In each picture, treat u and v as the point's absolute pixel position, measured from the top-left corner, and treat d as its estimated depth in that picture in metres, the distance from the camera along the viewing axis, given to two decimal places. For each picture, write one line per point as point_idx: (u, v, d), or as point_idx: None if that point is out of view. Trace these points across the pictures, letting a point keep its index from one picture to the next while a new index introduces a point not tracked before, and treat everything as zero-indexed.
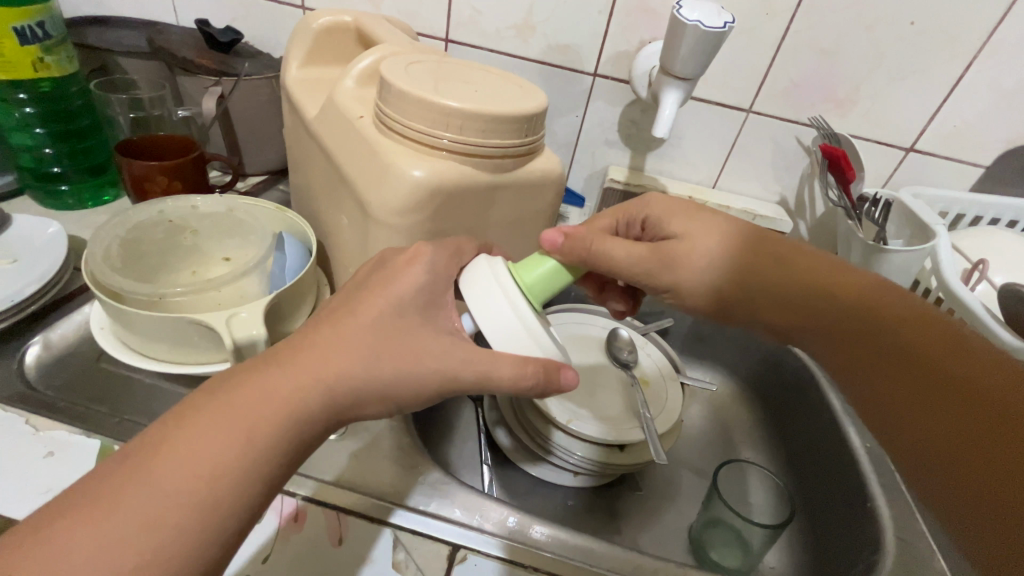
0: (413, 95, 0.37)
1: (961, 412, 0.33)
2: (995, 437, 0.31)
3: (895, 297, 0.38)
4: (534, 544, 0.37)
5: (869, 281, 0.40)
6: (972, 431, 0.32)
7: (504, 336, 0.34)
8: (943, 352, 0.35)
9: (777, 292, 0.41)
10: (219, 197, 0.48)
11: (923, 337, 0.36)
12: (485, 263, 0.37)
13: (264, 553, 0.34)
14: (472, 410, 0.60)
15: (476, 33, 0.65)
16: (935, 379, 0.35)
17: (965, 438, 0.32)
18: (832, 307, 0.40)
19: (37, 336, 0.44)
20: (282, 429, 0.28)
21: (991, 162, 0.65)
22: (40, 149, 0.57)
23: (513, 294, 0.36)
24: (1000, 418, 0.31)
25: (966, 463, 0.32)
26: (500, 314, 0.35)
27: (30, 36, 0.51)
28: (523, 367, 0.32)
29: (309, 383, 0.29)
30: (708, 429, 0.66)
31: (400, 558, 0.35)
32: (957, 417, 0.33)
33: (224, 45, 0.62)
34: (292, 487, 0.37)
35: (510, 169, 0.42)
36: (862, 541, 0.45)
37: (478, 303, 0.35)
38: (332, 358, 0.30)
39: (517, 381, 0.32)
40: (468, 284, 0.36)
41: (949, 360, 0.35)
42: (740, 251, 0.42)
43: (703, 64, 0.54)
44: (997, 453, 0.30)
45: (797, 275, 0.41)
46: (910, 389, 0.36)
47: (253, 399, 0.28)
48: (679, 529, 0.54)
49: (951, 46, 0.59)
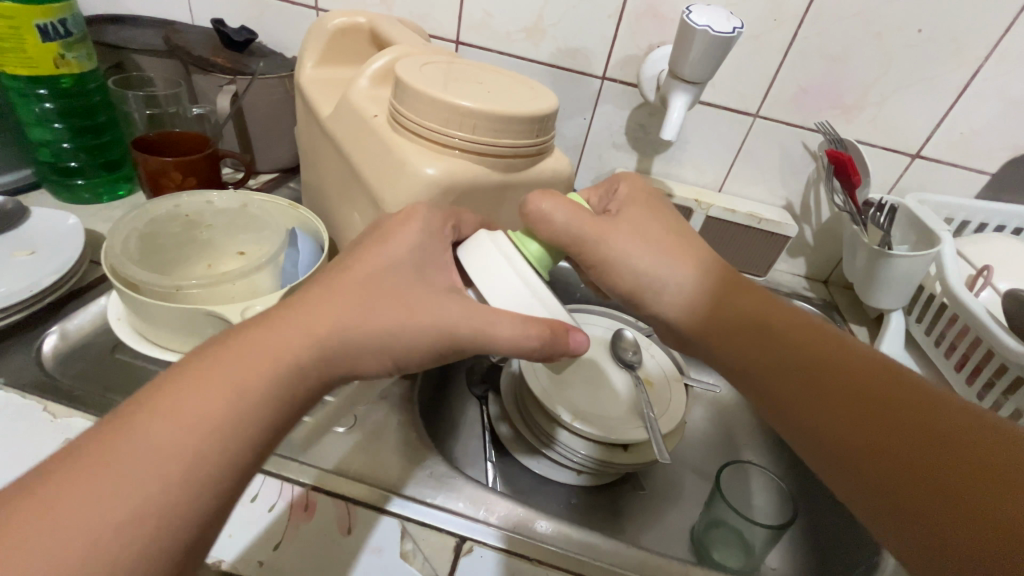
0: (427, 94, 0.38)
1: (895, 439, 0.28)
2: (929, 471, 0.26)
3: (813, 326, 0.36)
4: (537, 538, 0.38)
5: (782, 307, 0.37)
6: (903, 461, 0.27)
7: (509, 301, 0.35)
8: (890, 393, 0.30)
9: (705, 315, 0.38)
10: (234, 193, 0.49)
11: (866, 375, 0.31)
12: (485, 237, 0.38)
13: (275, 541, 0.35)
14: (477, 408, 0.61)
15: (486, 35, 0.66)
16: (854, 403, 0.30)
17: (904, 472, 0.27)
18: (750, 329, 0.36)
19: (55, 326, 0.45)
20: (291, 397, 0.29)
21: (997, 170, 0.65)
22: (58, 144, 0.58)
23: (518, 266, 0.37)
24: (968, 465, 0.26)
25: (943, 517, 0.25)
26: (506, 285, 0.36)
27: (53, 33, 0.52)
28: (527, 328, 0.33)
29: (311, 350, 0.30)
30: (711, 431, 0.66)
31: (408, 548, 0.36)
32: (916, 462, 0.27)
33: (239, 44, 0.63)
34: (275, 469, 0.38)
35: (522, 168, 0.43)
36: (865, 545, 0.45)
37: (484, 275, 0.36)
38: (323, 322, 0.30)
39: (519, 340, 0.33)
40: (470, 256, 0.37)
41: (895, 396, 0.30)
42: (722, 274, 0.39)
43: (711, 68, 0.54)
44: (927, 495, 0.26)
45: (730, 303, 0.38)
46: (859, 428, 0.30)
47: (259, 353, 0.28)
48: (682, 530, 0.55)
49: (958, 54, 0.59)
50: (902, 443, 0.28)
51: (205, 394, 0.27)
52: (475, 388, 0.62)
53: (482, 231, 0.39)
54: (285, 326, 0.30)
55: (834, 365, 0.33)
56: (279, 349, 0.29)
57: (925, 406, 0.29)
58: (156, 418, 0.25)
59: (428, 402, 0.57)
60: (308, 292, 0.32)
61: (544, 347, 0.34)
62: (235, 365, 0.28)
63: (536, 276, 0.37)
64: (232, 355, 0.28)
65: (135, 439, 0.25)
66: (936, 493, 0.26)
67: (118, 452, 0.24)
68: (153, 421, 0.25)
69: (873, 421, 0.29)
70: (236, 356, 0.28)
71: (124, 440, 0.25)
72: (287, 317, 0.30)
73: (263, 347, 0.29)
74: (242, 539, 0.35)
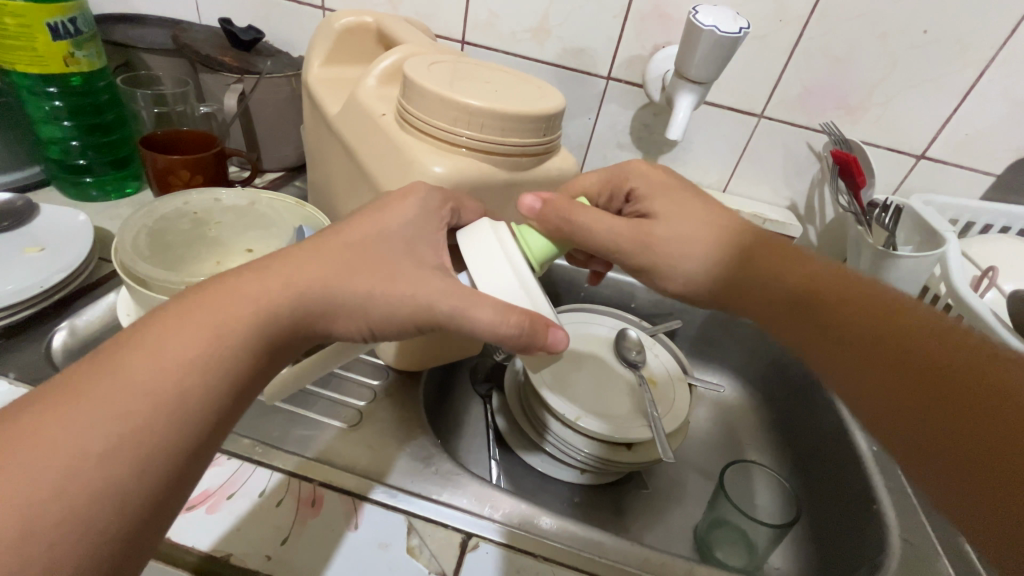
0: (435, 93, 0.38)
1: (900, 363, 0.31)
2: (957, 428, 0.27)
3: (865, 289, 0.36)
4: (541, 534, 0.38)
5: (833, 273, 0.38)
6: (910, 388, 0.30)
7: (497, 291, 0.35)
8: (899, 324, 0.32)
9: (750, 290, 0.40)
10: (242, 192, 0.50)
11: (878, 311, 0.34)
12: (487, 225, 0.37)
13: (285, 535, 0.35)
14: (481, 406, 0.61)
15: (492, 35, 0.66)
16: (865, 337, 0.33)
17: (908, 389, 0.30)
18: (797, 298, 0.38)
19: (64, 323, 0.46)
20: (260, 363, 0.30)
21: (1003, 171, 0.65)
22: (66, 142, 0.59)
23: (513, 257, 0.36)
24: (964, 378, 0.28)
25: (941, 426, 0.28)
26: (497, 274, 0.35)
27: (63, 31, 0.53)
28: (505, 315, 0.32)
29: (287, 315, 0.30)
30: (714, 431, 0.66)
31: (414, 543, 0.36)
32: (918, 381, 0.30)
33: (246, 43, 0.63)
34: (279, 463, 0.39)
35: (529, 167, 0.43)
36: (868, 545, 0.45)
37: (478, 261, 0.36)
38: (294, 292, 0.30)
39: (497, 327, 0.32)
40: (468, 244, 0.36)
41: (904, 326, 0.32)
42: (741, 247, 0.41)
43: (717, 69, 0.54)
44: (929, 407, 0.29)
45: (774, 277, 0.40)
46: (870, 359, 0.33)
47: (228, 311, 0.29)
48: (684, 528, 0.55)
49: (964, 55, 0.59)
50: (907, 365, 0.30)
51: (171, 347, 0.27)
52: (479, 386, 0.63)
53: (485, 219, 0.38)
54: (251, 289, 0.30)
55: (877, 325, 0.33)
56: (250, 309, 0.29)
57: (935, 332, 0.31)
58: (131, 378, 0.25)
59: (434, 401, 0.57)
60: (283, 260, 0.32)
61: (522, 338, 0.32)
62: (200, 323, 0.28)
63: (531, 272, 0.36)
64: (196, 313, 0.28)
65: (101, 390, 0.25)
66: (935, 406, 0.28)
67: (111, 432, 0.24)
68: (116, 374, 0.25)
69: (882, 350, 0.32)
70: (200, 314, 0.28)
71: (90, 391, 0.25)
72: (252, 283, 0.30)
73: (230, 308, 0.29)
74: (244, 530, 0.34)
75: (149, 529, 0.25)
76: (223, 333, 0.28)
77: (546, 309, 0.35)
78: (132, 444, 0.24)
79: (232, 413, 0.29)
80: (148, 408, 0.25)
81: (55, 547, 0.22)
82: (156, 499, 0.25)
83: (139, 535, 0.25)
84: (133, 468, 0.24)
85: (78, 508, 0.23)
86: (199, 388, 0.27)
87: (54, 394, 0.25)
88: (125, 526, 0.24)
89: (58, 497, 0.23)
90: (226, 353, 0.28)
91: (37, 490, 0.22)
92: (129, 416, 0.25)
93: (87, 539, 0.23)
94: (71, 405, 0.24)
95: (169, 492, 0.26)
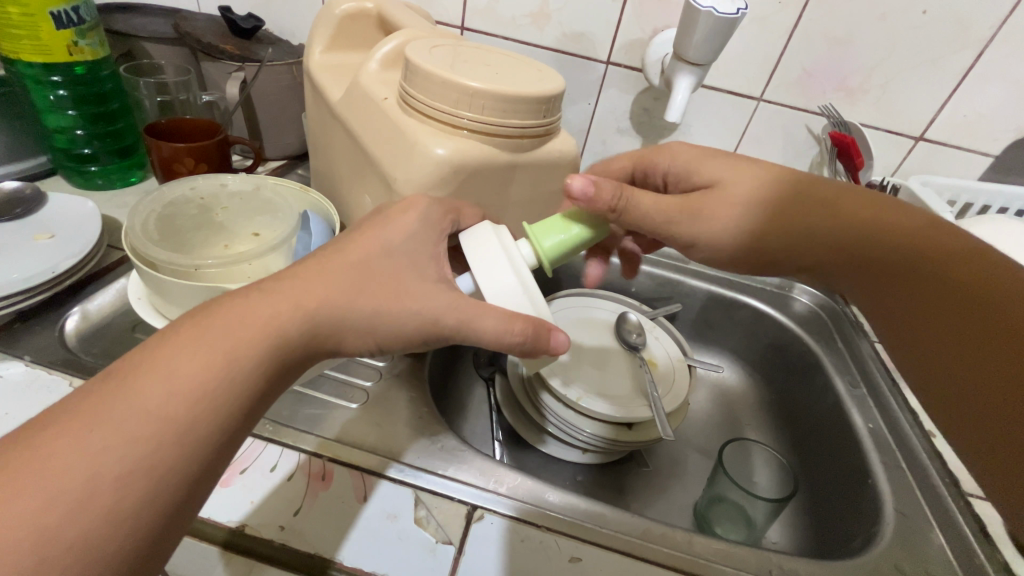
0: (436, 75, 0.39)
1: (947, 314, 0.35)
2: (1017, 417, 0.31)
3: (982, 259, 0.35)
4: (546, 507, 0.39)
5: (920, 228, 0.36)
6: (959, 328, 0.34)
7: (500, 292, 0.36)
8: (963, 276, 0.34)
9: (809, 242, 0.38)
10: (247, 177, 0.51)
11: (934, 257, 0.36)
12: (488, 228, 0.39)
13: (297, 508, 0.36)
14: (483, 388, 0.63)
15: (491, 20, 0.66)
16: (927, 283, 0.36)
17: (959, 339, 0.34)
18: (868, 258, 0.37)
19: (76, 307, 0.47)
20: (287, 354, 0.31)
21: (1001, 152, 0.66)
22: (72, 131, 0.59)
23: (517, 261, 0.37)
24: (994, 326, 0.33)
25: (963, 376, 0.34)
26: (499, 273, 0.36)
27: (66, 20, 0.53)
28: (508, 323, 0.33)
29: (296, 309, 0.30)
30: (713, 412, 0.68)
31: (421, 515, 0.37)
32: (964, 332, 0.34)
33: (246, 31, 0.63)
34: (291, 441, 0.40)
35: (529, 148, 0.44)
36: (864, 516, 0.46)
37: (480, 259, 0.37)
38: (316, 283, 0.32)
39: (492, 323, 0.33)
40: (470, 247, 0.38)
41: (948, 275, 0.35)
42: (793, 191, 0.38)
43: (716, 50, 0.55)
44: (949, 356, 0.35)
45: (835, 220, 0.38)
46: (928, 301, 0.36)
47: (247, 316, 0.30)
48: (686, 505, 0.56)
49: (963, 35, 0.59)
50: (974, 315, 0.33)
51: (194, 342, 0.28)
52: (482, 369, 0.64)
53: (483, 223, 0.40)
54: (278, 286, 0.31)
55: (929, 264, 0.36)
56: (272, 303, 0.30)
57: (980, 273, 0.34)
58: (159, 371, 0.27)
59: (438, 383, 0.58)
60: (308, 259, 0.33)
61: (523, 342, 0.33)
62: (228, 317, 0.29)
63: (533, 278, 0.37)
64: (226, 310, 0.30)
65: (139, 382, 0.26)
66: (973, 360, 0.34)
67: (133, 414, 0.26)
68: (151, 364, 0.27)
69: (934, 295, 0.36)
70: (229, 311, 0.30)
71: (128, 383, 0.26)
72: (282, 279, 0.32)
73: (253, 306, 0.30)
74: (255, 502, 0.36)
75: (180, 515, 0.27)
76: (250, 328, 0.29)
77: (546, 314, 0.37)
78: (167, 431, 0.26)
79: (257, 402, 0.30)
80: (176, 395, 0.27)
81: (87, 524, 0.23)
82: (194, 478, 0.27)
83: (171, 519, 0.26)
84: (166, 455, 0.26)
85: (119, 487, 0.24)
86: (221, 380, 0.28)
87: (94, 387, 0.26)
88: (162, 507, 0.26)
89: (88, 475, 0.24)
90: (255, 344, 0.29)
91: (81, 469, 0.24)
92: (160, 402, 0.26)
93: (120, 518, 0.24)
94: (109, 395, 0.26)
95: (199, 478, 0.27)
